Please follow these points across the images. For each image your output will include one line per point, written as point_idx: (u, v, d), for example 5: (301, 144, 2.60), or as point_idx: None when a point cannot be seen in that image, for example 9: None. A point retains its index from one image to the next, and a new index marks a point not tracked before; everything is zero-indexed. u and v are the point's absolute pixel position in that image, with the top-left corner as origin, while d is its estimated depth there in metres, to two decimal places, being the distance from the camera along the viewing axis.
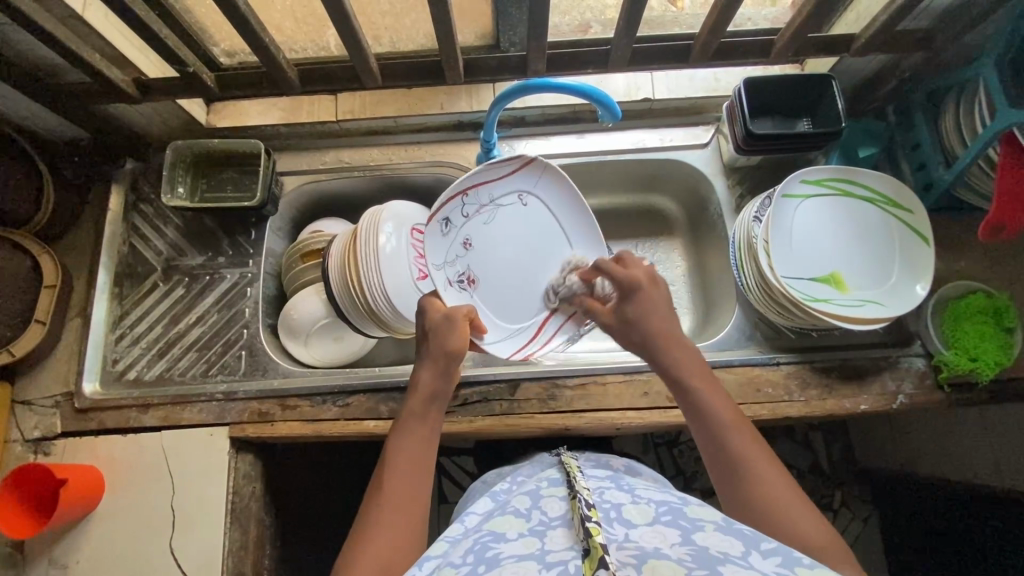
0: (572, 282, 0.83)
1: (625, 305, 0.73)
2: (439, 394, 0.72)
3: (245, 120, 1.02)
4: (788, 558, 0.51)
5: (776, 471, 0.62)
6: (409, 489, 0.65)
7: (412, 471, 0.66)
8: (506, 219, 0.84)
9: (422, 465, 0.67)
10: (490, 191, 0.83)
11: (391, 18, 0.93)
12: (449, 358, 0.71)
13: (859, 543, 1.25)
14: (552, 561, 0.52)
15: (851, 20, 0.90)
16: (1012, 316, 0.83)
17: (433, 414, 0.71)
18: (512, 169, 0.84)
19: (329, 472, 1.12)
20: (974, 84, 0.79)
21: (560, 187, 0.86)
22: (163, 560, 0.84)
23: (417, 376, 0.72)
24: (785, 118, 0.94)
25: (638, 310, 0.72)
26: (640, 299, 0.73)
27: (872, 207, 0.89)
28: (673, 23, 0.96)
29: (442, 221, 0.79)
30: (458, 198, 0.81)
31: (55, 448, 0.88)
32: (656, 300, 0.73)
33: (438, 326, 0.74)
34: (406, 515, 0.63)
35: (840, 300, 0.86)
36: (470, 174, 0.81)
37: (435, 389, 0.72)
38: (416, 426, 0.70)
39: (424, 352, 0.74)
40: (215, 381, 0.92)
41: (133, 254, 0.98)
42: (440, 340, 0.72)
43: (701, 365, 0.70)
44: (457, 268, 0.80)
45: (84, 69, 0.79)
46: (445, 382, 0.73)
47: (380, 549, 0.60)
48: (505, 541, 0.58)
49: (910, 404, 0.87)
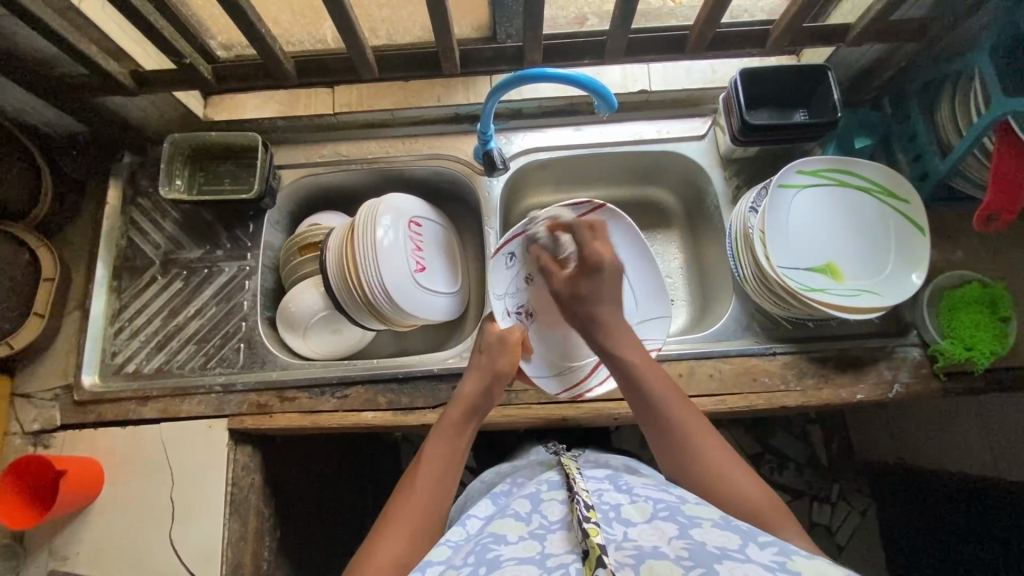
0: (539, 231, 0.83)
1: (585, 281, 0.79)
2: (479, 409, 0.76)
3: (242, 113, 1.02)
4: (784, 549, 0.51)
5: (750, 480, 0.66)
6: (437, 490, 0.68)
7: (441, 473, 0.69)
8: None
9: (455, 468, 0.71)
10: None
11: (388, 11, 0.92)
12: (495, 375, 0.77)
13: (856, 534, 1.25)
14: (553, 564, 0.54)
15: (846, 11, 0.90)
16: (1007, 306, 0.84)
17: (470, 427, 0.75)
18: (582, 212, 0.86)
19: (327, 465, 1.13)
20: (970, 72, 0.79)
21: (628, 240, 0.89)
22: (163, 550, 0.84)
23: (462, 388, 0.77)
24: (781, 110, 0.94)
25: (594, 288, 0.78)
26: (602, 278, 0.79)
27: (868, 198, 0.89)
28: (670, 15, 0.96)
29: (507, 256, 0.86)
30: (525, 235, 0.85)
31: (56, 440, 0.89)
32: (612, 282, 0.79)
33: (490, 346, 0.80)
34: (431, 513, 0.66)
35: (836, 289, 0.86)
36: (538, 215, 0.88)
37: (477, 404, 0.76)
38: (453, 435, 0.73)
39: (475, 366, 0.79)
40: (214, 373, 0.92)
41: (131, 247, 0.98)
42: (491, 358, 0.78)
43: (657, 370, 0.74)
44: (518, 299, 0.88)
45: (80, 59, 0.79)
46: (486, 400, 0.77)
47: (395, 550, 0.62)
48: (505, 543, 0.58)
49: (906, 393, 0.87)
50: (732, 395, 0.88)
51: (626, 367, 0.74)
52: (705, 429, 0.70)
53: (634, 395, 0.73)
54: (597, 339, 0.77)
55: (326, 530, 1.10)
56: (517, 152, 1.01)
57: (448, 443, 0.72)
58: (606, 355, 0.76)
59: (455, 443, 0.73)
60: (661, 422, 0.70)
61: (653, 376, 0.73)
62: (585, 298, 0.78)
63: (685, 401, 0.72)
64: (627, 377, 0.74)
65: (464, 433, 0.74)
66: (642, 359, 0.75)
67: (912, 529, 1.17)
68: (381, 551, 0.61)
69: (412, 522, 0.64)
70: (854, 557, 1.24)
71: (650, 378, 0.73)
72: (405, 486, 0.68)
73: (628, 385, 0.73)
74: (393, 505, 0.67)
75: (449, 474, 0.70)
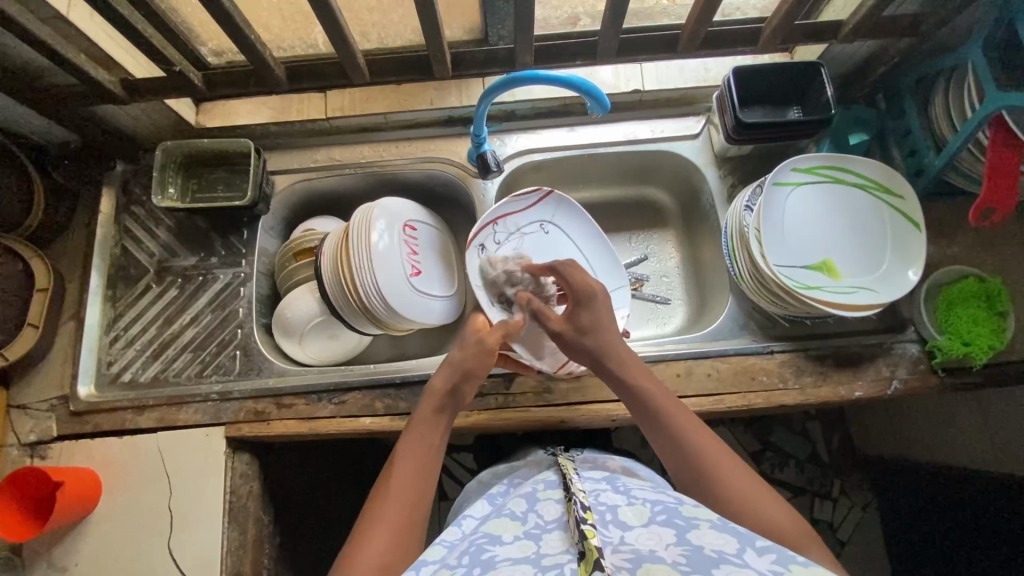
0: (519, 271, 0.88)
1: (581, 313, 0.78)
2: (448, 404, 0.76)
3: (234, 120, 1.02)
4: (783, 556, 0.51)
5: (779, 507, 0.63)
6: (415, 488, 0.67)
7: (419, 470, 0.69)
8: (534, 246, 0.94)
9: (429, 465, 0.70)
10: (517, 220, 0.93)
11: (379, 14, 0.91)
12: (465, 373, 0.76)
13: (858, 530, 1.25)
14: (548, 564, 0.53)
15: (839, 6, 0.89)
16: (1005, 300, 0.83)
17: (442, 422, 0.75)
18: (529, 203, 0.94)
19: (324, 470, 1.12)
20: (963, 67, 0.79)
21: (580, 221, 0.95)
22: (161, 559, 0.84)
23: (431, 382, 0.77)
24: (775, 107, 0.94)
25: (593, 319, 0.77)
26: (597, 307, 0.78)
27: (863, 193, 0.89)
28: (662, 14, 0.95)
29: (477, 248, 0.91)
30: (489, 227, 0.91)
31: (52, 452, 0.88)
32: (605, 309, 0.79)
33: (468, 345, 0.78)
34: (409, 510, 0.65)
35: (832, 287, 0.86)
36: (499, 205, 0.91)
37: (445, 398, 0.75)
38: (426, 432, 0.73)
39: (444, 363, 0.78)
40: (209, 382, 0.92)
41: (125, 256, 0.98)
42: (464, 357, 0.77)
43: (671, 399, 0.73)
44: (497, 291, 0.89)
45: (69, 69, 0.78)
46: (456, 397, 0.76)
47: (377, 550, 0.61)
48: (501, 544, 0.58)
49: (905, 390, 0.87)
50: (730, 394, 0.87)
51: (635, 392, 0.73)
52: (727, 456, 0.67)
53: (651, 426, 0.72)
54: (607, 368, 0.75)
55: (327, 534, 1.10)
56: (512, 153, 1.01)
57: (422, 440, 0.72)
58: (622, 386, 0.74)
59: (429, 438, 0.72)
60: (680, 450, 0.68)
61: (660, 396, 0.73)
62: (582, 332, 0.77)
63: (699, 422, 0.70)
64: (643, 411, 0.72)
65: (438, 428, 0.74)
66: (655, 387, 0.73)
67: (914, 524, 1.17)
68: (364, 553, 0.60)
69: (394, 522, 0.64)
70: (855, 553, 1.24)
71: (660, 402, 0.72)
72: (383, 486, 0.68)
73: (643, 416, 0.73)
74: (372, 507, 0.66)
75: (427, 468, 0.70)
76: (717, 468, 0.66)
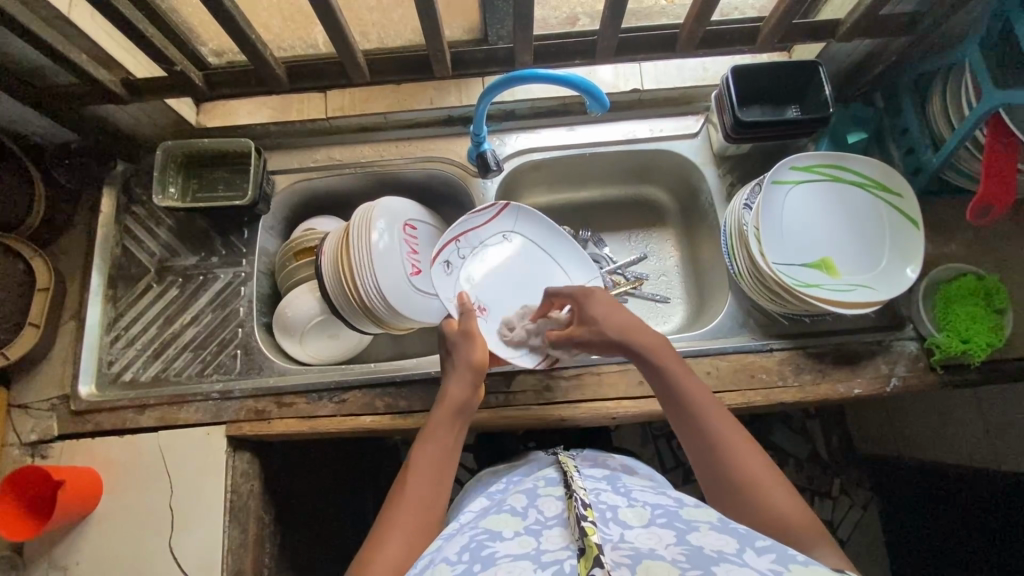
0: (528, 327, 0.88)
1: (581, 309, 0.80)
2: (466, 407, 0.75)
3: (234, 120, 1.02)
4: (783, 555, 0.51)
5: (793, 499, 0.63)
6: (431, 493, 0.67)
7: (436, 474, 0.68)
8: (497, 257, 0.94)
9: (445, 469, 0.70)
10: (479, 235, 0.93)
11: (378, 13, 0.91)
12: (474, 370, 0.76)
13: (857, 528, 1.26)
14: (548, 560, 0.53)
15: (836, 6, 0.89)
16: (1002, 298, 0.83)
17: (460, 424, 0.74)
18: (488, 217, 0.93)
19: (325, 470, 1.13)
20: (961, 65, 0.79)
21: (542, 228, 0.96)
22: (163, 558, 0.84)
23: (447, 387, 0.76)
24: (773, 106, 0.94)
25: (600, 308, 0.78)
26: (595, 298, 0.80)
27: (861, 191, 0.89)
28: (661, 13, 0.95)
29: (443, 264, 0.90)
30: (453, 243, 0.91)
31: (53, 451, 0.88)
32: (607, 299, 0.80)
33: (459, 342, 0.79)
34: (424, 515, 0.65)
35: (832, 284, 0.86)
36: (460, 221, 0.91)
37: (464, 401, 0.75)
38: (443, 434, 0.72)
39: (455, 365, 0.78)
40: (210, 381, 0.92)
41: (126, 256, 0.98)
42: (468, 360, 0.77)
43: (696, 383, 0.71)
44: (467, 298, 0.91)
45: (70, 68, 0.79)
46: (473, 396, 0.76)
47: (393, 556, 0.61)
48: (501, 539, 0.58)
49: (904, 387, 0.87)
50: (730, 392, 0.88)
51: (660, 375, 0.72)
52: (747, 446, 0.66)
53: (675, 411, 0.71)
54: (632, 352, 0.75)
55: (327, 533, 1.11)
56: (511, 153, 1.01)
57: (439, 443, 0.71)
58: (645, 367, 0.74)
59: (445, 441, 0.72)
60: (700, 439, 0.68)
61: (685, 380, 0.71)
62: (591, 322, 0.78)
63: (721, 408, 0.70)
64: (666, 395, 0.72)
65: (454, 432, 0.73)
66: (680, 371, 0.72)
67: (915, 522, 1.17)
68: (382, 559, 0.60)
69: (409, 526, 0.64)
70: (855, 551, 1.24)
71: (685, 386, 0.71)
72: (399, 490, 0.67)
73: (666, 400, 0.72)
74: (387, 511, 0.66)
75: (444, 473, 0.69)
76: (735, 458, 0.65)
